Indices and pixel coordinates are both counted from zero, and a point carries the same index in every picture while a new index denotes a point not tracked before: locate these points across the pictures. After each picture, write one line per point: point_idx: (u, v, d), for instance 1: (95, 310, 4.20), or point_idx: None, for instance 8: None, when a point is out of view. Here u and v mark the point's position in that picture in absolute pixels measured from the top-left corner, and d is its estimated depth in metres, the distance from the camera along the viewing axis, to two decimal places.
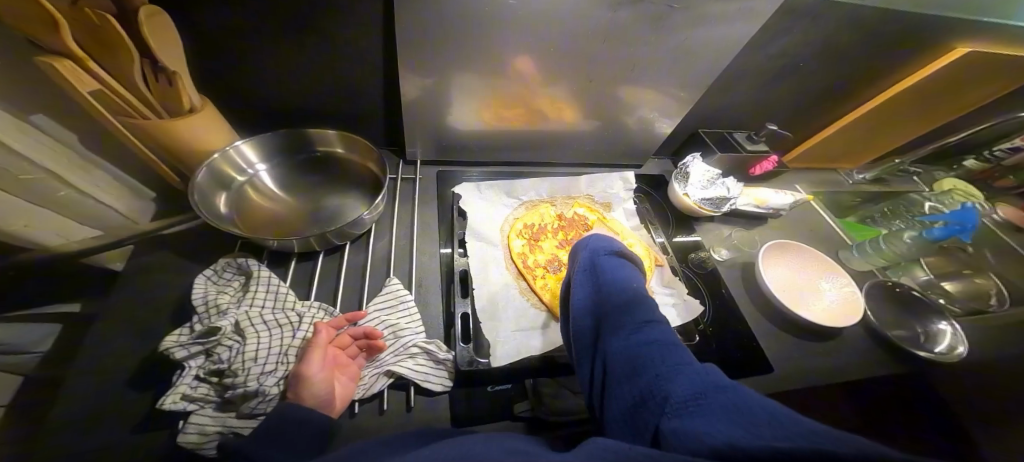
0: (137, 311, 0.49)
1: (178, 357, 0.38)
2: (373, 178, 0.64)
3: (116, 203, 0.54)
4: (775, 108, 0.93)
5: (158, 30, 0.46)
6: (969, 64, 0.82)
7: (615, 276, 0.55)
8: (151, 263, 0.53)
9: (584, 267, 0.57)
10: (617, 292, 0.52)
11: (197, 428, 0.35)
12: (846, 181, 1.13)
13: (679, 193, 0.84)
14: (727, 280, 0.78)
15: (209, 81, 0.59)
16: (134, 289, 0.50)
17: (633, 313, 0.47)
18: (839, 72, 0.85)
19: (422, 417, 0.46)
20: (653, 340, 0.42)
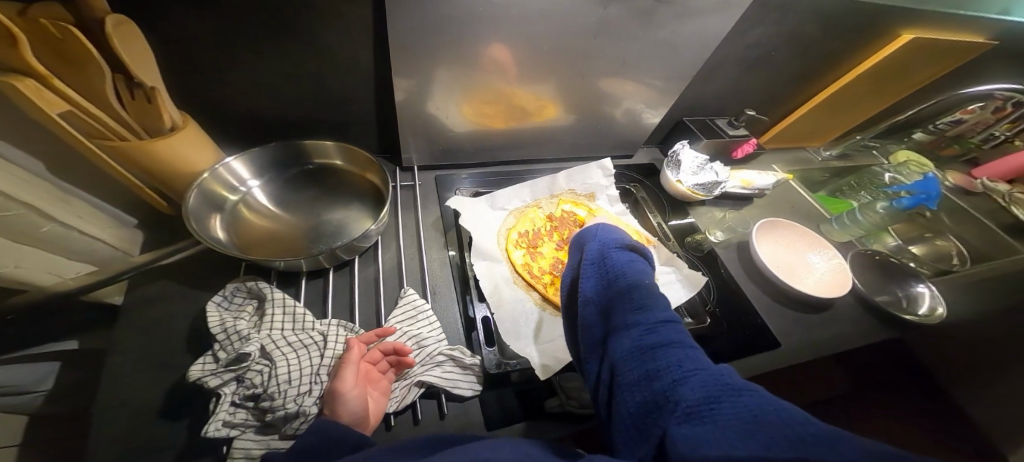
0: (138, 348, 0.45)
1: (211, 385, 0.37)
2: (375, 188, 0.62)
3: (101, 233, 0.49)
4: (752, 94, 0.98)
5: (129, 42, 0.39)
6: (912, 50, 0.90)
7: (625, 266, 0.49)
8: (148, 295, 0.49)
9: (592, 259, 0.52)
10: (628, 282, 0.46)
11: (243, 454, 0.35)
12: (814, 158, 1.19)
13: (672, 180, 0.87)
14: (726, 260, 0.81)
15: (193, 95, 0.55)
16: (133, 325, 0.46)
17: (644, 304, 0.42)
18: (809, 57, 0.90)
19: (455, 423, 0.47)
20: (666, 334, 0.37)
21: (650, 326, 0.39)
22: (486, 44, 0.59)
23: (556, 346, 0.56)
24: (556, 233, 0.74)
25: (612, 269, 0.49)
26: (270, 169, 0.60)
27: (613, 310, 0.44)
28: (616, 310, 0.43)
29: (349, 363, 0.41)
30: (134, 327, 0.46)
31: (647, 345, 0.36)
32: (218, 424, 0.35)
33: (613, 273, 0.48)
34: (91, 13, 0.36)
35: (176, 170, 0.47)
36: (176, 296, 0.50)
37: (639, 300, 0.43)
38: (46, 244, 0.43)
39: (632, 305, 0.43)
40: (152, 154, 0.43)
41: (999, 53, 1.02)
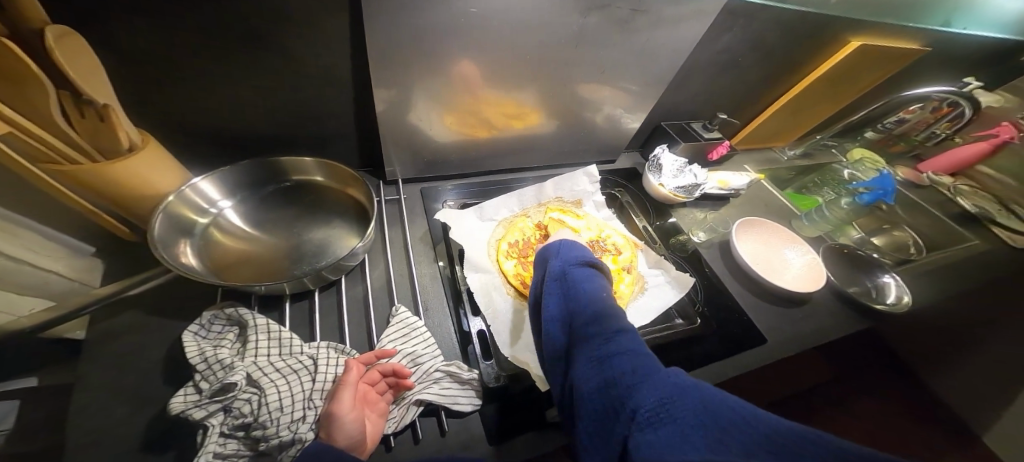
0: (104, 388, 0.40)
1: (197, 418, 0.34)
2: (360, 203, 0.60)
3: (54, 266, 0.45)
4: (723, 98, 1.02)
5: (73, 53, 0.36)
6: (860, 56, 0.97)
7: (586, 278, 0.50)
8: (113, 328, 0.45)
9: (553, 273, 0.52)
10: (588, 295, 0.47)
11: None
12: (782, 158, 1.27)
13: (655, 184, 0.90)
14: (710, 259, 0.84)
15: (157, 110, 0.52)
16: (94, 362, 0.42)
17: (606, 316, 0.42)
18: (771, 62, 0.95)
19: (458, 441, 0.46)
20: (624, 344, 0.37)
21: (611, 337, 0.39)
22: (468, 53, 0.59)
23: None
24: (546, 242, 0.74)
25: (573, 282, 0.49)
26: (243, 188, 0.57)
27: (575, 323, 0.44)
28: (577, 324, 0.43)
29: (347, 386, 0.38)
30: (96, 366, 0.41)
31: (608, 357, 0.36)
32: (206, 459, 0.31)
33: (573, 286, 0.48)
34: (28, 24, 0.33)
35: (138, 191, 0.44)
36: (144, 327, 0.45)
37: (600, 312, 0.43)
38: None
39: (593, 316, 0.43)
40: (108, 176, 0.40)
41: (936, 56, 1.11)
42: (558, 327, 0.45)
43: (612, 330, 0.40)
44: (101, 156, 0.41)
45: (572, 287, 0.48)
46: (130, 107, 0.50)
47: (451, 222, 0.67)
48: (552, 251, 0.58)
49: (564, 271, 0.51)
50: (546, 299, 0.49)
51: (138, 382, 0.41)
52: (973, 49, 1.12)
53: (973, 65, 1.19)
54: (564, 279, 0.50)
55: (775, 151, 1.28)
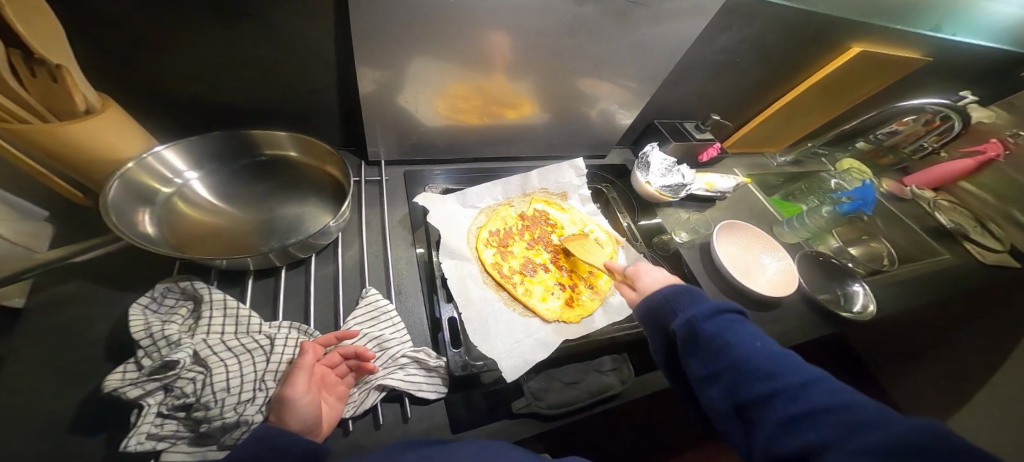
0: (47, 358, 0.38)
1: (131, 397, 0.32)
2: (335, 183, 0.58)
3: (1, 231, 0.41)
4: (717, 99, 1.02)
5: (26, 6, 0.33)
6: (858, 64, 0.97)
7: (733, 321, 0.41)
8: (62, 295, 0.43)
9: (686, 321, 0.42)
10: (745, 346, 0.38)
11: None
12: (772, 164, 1.27)
13: (642, 182, 0.89)
14: (690, 260, 0.85)
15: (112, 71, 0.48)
16: (39, 331, 0.40)
17: (782, 371, 0.36)
18: (768, 66, 0.94)
19: (421, 426, 0.46)
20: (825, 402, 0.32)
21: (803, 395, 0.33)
22: (461, 37, 0.57)
23: (527, 346, 0.56)
24: (527, 233, 0.74)
25: (719, 332, 0.40)
26: (210, 159, 0.54)
27: (747, 385, 0.36)
28: (749, 386, 0.36)
29: (301, 369, 0.37)
30: (44, 338, 0.40)
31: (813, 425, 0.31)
32: (141, 438, 0.30)
33: (722, 338, 0.39)
34: None
35: (96, 155, 0.41)
36: (94, 301, 0.43)
37: (772, 368, 0.36)
38: None
39: (765, 375, 0.36)
40: (62, 138, 0.37)
41: (929, 69, 1.12)
42: (719, 388, 0.38)
43: (796, 385, 0.34)
44: (53, 116, 0.37)
45: (722, 341, 0.39)
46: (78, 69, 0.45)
47: (431, 207, 0.65)
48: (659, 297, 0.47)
49: (703, 318, 0.42)
50: (691, 357, 0.41)
51: (84, 359, 0.39)
52: (962, 66, 1.14)
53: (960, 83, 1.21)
54: (705, 329, 0.40)
55: (766, 157, 1.29)
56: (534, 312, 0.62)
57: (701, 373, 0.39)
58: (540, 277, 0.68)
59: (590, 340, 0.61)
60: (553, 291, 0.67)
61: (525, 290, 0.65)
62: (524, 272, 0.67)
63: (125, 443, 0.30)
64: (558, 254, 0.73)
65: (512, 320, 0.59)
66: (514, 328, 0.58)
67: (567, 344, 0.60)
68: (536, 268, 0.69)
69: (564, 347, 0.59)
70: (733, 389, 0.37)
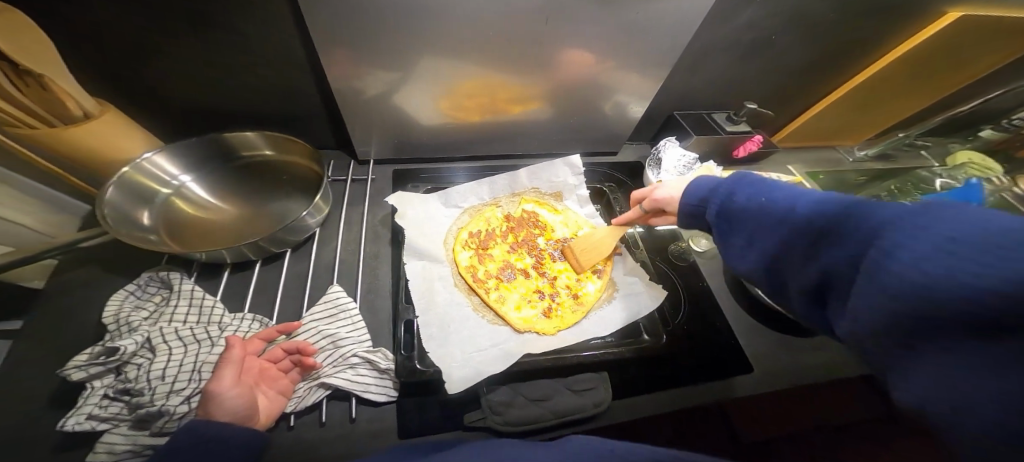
0: (51, 332, 0.45)
1: (76, 379, 0.36)
2: (317, 179, 0.61)
3: (20, 218, 0.48)
4: (754, 85, 0.87)
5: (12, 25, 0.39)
6: (961, 32, 0.76)
7: (756, 183, 0.39)
8: (73, 279, 0.49)
9: (714, 205, 0.42)
10: (768, 201, 0.36)
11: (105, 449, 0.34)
12: (846, 160, 1.05)
13: (653, 181, 0.79)
14: (706, 272, 0.73)
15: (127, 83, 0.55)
16: (51, 308, 0.46)
17: (805, 205, 0.31)
18: (819, 42, 0.78)
19: (366, 429, 0.45)
20: (847, 215, 0.27)
21: (823, 219, 0.29)
22: (435, 34, 0.56)
23: (488, 357, 0.52)
24: (511, 235, 0.70)
25: (747, 200, 0.38)
26: (200, 164, 0.58)
27: (777, 237, 0.33)
28: (774, 236, 0.33)
29: (227, 364, 0.39)
30: (51, 313, 0.46)
31: (835, 244, 0.27)
32: (79, 419, 0.34)
33: (747, 204, 0.38)
34: None
35: (102, 155, 0.48)
36: (96, 285, 0.49)
37: (795, 207, 0.32)
38: None
39: (785, 219, 0.33)
40: (63, 139, 0.44)
41: None
42: (759, 251, 0.35)
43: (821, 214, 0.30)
44: (59, 123, 0.44)
45: (748, 206, 0.37)
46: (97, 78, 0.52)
47: (401, 207, 0.62)
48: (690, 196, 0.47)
49: (727, 195, 0.41)
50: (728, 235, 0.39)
51: (80, 334, 0.45)
52: None
53: None
54: (731, 204, 0.40)
55: (837, 152, 1.06)
56: (505, 321, 0.58)
57: (743, 245, 0.37)
58: (518, 283, 0.64)
59: (564, 355, 0.55)
60: (530, 299, 0.63)
61: (498, 296, 0.61)
62: (501, 277, 0.64)
63: (67, 420, 0.34)
64: (542, 258, 0.69)
65: (477, 328, 0.56)
66: (477, 336, 0.55)
67: (529, 358, 0.54)
68: (516, 274, 0.66)
69: (535, 360, 0.54)
70: (765, 247, 0.34)
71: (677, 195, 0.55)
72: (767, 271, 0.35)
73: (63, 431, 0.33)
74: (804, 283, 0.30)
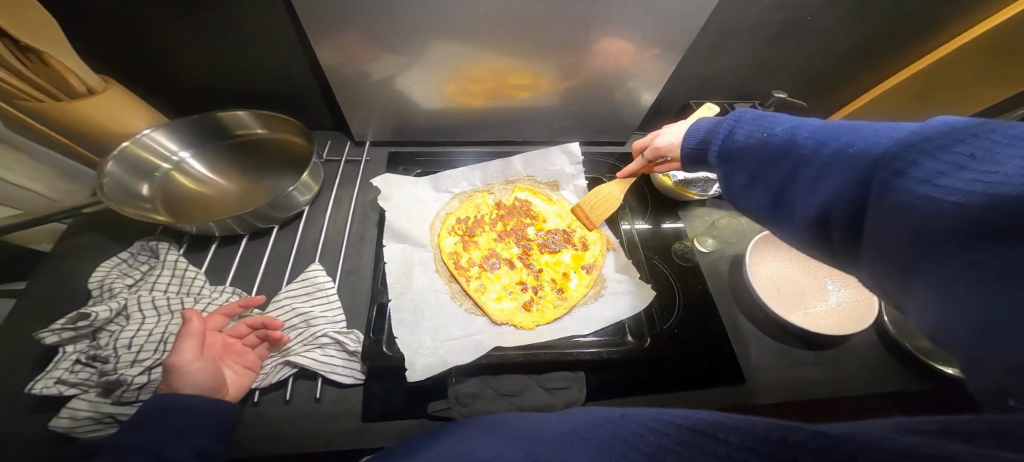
0: (57, 292, 0.49)
1: (49, 342, 0.40)
2: (307, 155, 0.62)
3: (30, 184, 0.53)
4: (786, 71, 0.78)
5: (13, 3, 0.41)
6: None
7: (757, 118, 0.36)
8: (78, 245, 0.53)
9: (716, 143, 0.39)
10: (770, 134, 0.34)
11: (69, 413, 0.37)
12: None
13: (659, 174, 0.74)
14: (709, 274, 0.68)
15: (130, 61, 0.57)
16: (58, 271, 0.50)
17: (811, 136, 0.30)
18: (865, 23, 0.68)
19: (330, 408, 0.46)
20: (856, 143, 0.26)
21: (832, 148, 0.28)
22: (432, 14, 0.53)
23: (457, 347, 0.52)
24: (500, 223, 0.68)
25: (747, 136, 0.36)
26: (200, 141, 0.60)
27: (779, 170, 0.31)
28: (776, 170, 0.32)
29: (186, 338, 0.42)
30: (57, 275, 0.50)
31: (843, 171, 0.26)
32: (47, 383, 0.38)
33: (749, 140, 0.35)
34: None
35: (108, 130, 0.51)
36: (98, 250, 0.53)
37: (800, 138, 0.31)
38: None
39: (790, 151, 0.31)
40: (69, 112, 0.46)
41: None
42: (757, 187, 0.34)
43: (826, 144, 0.28)
44: (66, 97, 0.47)
45: (748, 141, 0.35)
46: (106, 54, 0.55)
47: (386, 190, 0.62)
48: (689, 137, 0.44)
49: (729, 132, 0.38)
50: (726, 174, 0.37)
51: (80, 295, 0.49)
52: None
53: None
54: (733, 140, 0.37)
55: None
56: (482, 311, 0.57)
57: (740, 183, 0.36)
58: (501, 273, 0.63)
59: (538, 351, 0.53)
60: (512, 291, 0.62)
61: (479, 286, 0.60)
62: (484, 266, 0.63)
63: (37, 384, 0.38)
64: (530, 249, 0.67)
65: (452, 316, 0.55)
66: (450, 325, 0.54)
67: (498, 352, 0.52)
68: (500, 263, 0.64)
69: (506, 353, 0.52)
70: (764, 184, 0.33)
71: (680, 140, 0.51)
72: (762, 207, 0.34)
73: (33, 393, 0.38)
74: (801, 216, 0.29)
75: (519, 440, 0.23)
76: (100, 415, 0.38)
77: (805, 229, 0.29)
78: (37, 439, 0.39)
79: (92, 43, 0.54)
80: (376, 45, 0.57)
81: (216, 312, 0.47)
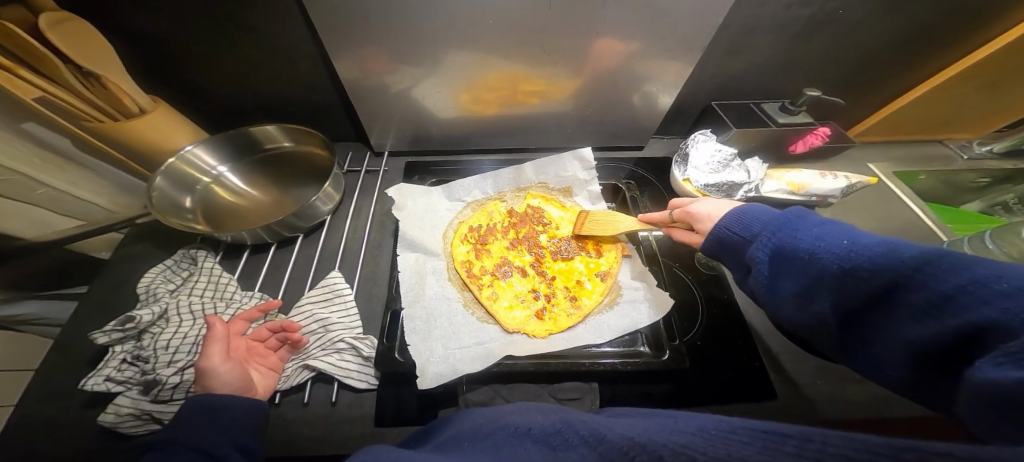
0: (113, 296, 0.55)
1: (101, 342, 0.45)
2: (328, 166, 0.66)
3: (93, 198, 0.60)
4: (820, 64, 0.73)
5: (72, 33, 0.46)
6: None
7: (820, 223, 0.32)
8: (129, 253, 0.58)
9: (761, 240, 0.36)
10: (818, 242, 0.31)
11: (115, 409, 0.41)
12: (956, 157, 0.89)
13: (678, 179, 0.71)
14: (736, 284, 0.64)
15: (176, 84, 0.64)
16: (112, 277, 0.56)
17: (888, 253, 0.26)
18: (905, 8, 0.63)
19: (344, 412, 0.48)
20: (954, 275, 0.22)
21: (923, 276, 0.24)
22: (444, 22, 0.54)
23: (468, 354, 0.52)
24: (513, 231, 0.69)
25: (814, 239, 0.31)
26: (236, 155, 0.65)
27: (836, 289, 0.28)
28: (851, 292, 0.27)
29: (213, 341, 0.45)
30: (111, 282, 0.56)
31: (908, 305, 0.24)
32: (97, 380, 0.42)
33: (807, 244, 0.32)
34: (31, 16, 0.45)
35: (159, 146, 0.56)
36: (146, 258, 0.58)
37: (853, 250, 0.28)
38: (43, 204, 0.55)
39: (844, 267, 0.28)
40: (124, 129, 0.51)
41: None
42: (814, 301, 0.30)
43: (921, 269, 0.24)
44: (121, 117, 0.52)
45: (798, 246, 0.32)
46: (159, 80, 0.63)
47: (403, 199, 0.65)
48: (728, 225, 0.40)
49: (772, 231, 0.35)
50: (774, 276, 0.34)
51: (132, 300, 0.54)
52: None
53: None
54: (784, 240, 0.33)
55: (945, 147, 0.91)
56: (494, 319, 0.57)
57: (794, 292, 0.32)
58: (513, 280, 0.63)
59: (549, 361, 0.52)
60: (525, 299, 0.61)
61: (492, 294, 0.61)
62: (496, 274, 0.63)
63: (89, 380, 0.43)
64: (542, 256, 0.66)
65: (464, 324, 0.56)
66: (461, 333, 0.55)
67: (509, 361, 0.52)
68: (512, 271, 0.64)
69: (515, 363, 0.52)
70: (837, 301, 0.29)
71: (720, 213, 0.47)
72: (824, 324, 0.30)
73: (85, 389, 0.42)
74: (907, 350, 0.25)
75: (549, 411, 0.25)
76: (140, 413, 0.42)
77: (906, 363, 0.25)
78: (89, 431, 0.43)
79: (145, 71, 0.60)
80: (391, 60, 0.59)
81: (240, 316, 0.50)
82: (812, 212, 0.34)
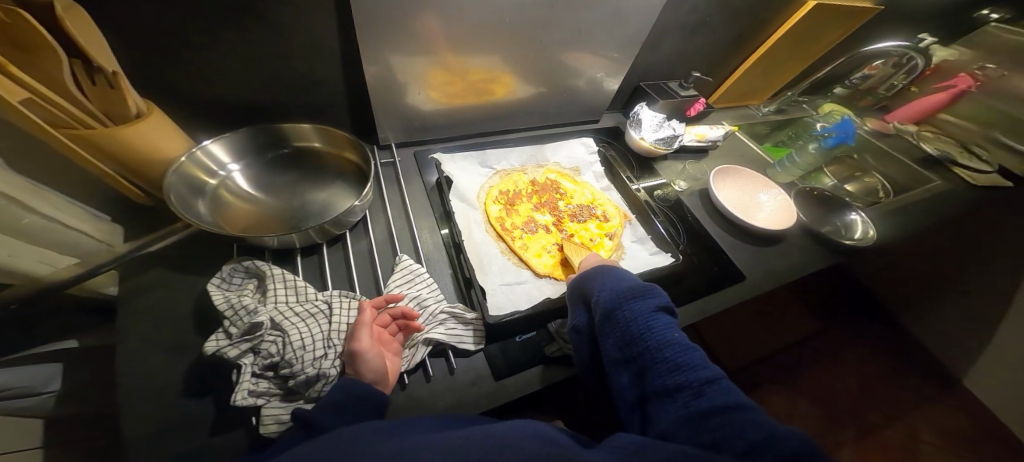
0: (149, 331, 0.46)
1: (231, 356, 0.38)
2: (357, 171, 0.62)
3: (81, 227, 0.47)
4: (698, 53, 1.06)
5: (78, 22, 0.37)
6: (817, 15, 1.04)
7: (652, 305, 0.43)
8: (150, 282, 0.50)
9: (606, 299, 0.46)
10: (646, 323, 0.42)
11: (270, 420, 0.36)
12: (756, 114, 1.36)
13: (636, 138, 0.94)
14: (691, 205, 0.90)
15: (143, 85, 0.53)
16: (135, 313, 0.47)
17: (680, 353, 0.38)
18: (738, 17, 0.99)
19: (468, 372, 0.51)
20: (714, 389, 0.34)
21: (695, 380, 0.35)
22: (467, 22, 0.62)
23: (518, 291, 0.63)
24: (536, 196, 0.81)
25: (644, 317, 0.42)
26: (250, 152, 0.59)
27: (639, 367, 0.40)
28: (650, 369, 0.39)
29: (363, 325, 0.43)
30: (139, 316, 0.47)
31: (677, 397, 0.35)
32: (245, 394, 0.35)
33: (637, 320, 0.42)
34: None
35: (154, 155, 0.46)
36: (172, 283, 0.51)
37: (670, 346, 0.38)
38: (33, 238, 0.42)
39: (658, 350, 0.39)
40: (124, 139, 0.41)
41: (895, 13, 1.18)
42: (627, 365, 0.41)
43: (705, 385, 0.34)
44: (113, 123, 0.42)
45: (630, 320, 0.42)
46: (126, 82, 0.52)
47: (445, 163, 0.76)
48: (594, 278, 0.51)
49: (622, 299, 0.44)
50: (605, 337, 0.44)
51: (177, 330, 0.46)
52: (928, 7, 1.20)
53: (930, 16, 1.24)
54: (622, 309, 0.44)
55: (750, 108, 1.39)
56: (527, 265, 0.68)
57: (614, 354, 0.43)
58: (540, 235, 0.74)
59: None
60: (547, 249, 0.73)
61: (522, 245, 0.71)
62: (524, 229, 0.74)
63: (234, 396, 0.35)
64: (561, 218, 0.79)
65: (503, 266, 0.66)
66: (506, 272, 0.65)
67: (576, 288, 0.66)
68: (538, 227, 0.76)
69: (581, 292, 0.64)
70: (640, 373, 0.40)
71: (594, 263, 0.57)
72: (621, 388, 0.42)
73: (235, 405, 0.35)
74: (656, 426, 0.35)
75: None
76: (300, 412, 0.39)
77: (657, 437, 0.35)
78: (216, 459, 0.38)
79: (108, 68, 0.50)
80: (414, 54, 0.63)
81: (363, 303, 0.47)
82: (650, 293, 0.45)
